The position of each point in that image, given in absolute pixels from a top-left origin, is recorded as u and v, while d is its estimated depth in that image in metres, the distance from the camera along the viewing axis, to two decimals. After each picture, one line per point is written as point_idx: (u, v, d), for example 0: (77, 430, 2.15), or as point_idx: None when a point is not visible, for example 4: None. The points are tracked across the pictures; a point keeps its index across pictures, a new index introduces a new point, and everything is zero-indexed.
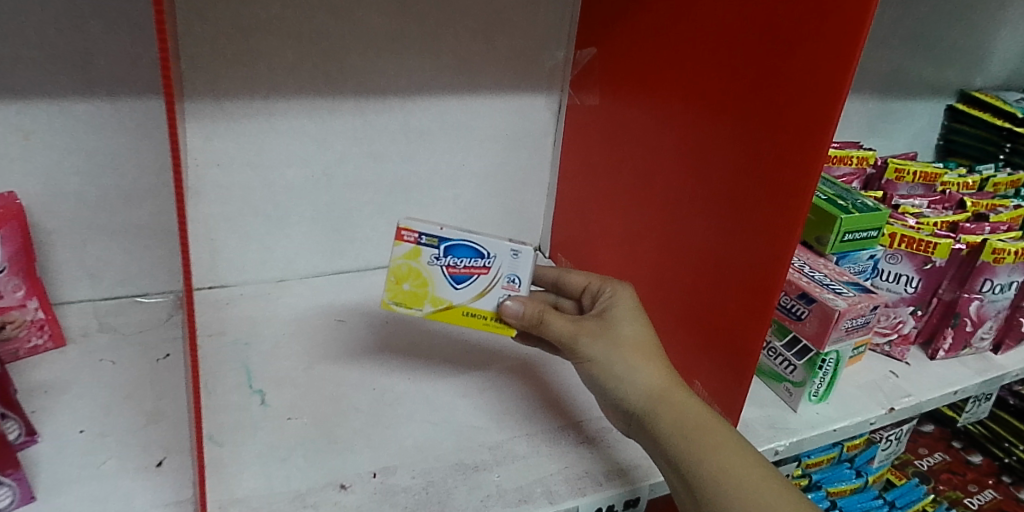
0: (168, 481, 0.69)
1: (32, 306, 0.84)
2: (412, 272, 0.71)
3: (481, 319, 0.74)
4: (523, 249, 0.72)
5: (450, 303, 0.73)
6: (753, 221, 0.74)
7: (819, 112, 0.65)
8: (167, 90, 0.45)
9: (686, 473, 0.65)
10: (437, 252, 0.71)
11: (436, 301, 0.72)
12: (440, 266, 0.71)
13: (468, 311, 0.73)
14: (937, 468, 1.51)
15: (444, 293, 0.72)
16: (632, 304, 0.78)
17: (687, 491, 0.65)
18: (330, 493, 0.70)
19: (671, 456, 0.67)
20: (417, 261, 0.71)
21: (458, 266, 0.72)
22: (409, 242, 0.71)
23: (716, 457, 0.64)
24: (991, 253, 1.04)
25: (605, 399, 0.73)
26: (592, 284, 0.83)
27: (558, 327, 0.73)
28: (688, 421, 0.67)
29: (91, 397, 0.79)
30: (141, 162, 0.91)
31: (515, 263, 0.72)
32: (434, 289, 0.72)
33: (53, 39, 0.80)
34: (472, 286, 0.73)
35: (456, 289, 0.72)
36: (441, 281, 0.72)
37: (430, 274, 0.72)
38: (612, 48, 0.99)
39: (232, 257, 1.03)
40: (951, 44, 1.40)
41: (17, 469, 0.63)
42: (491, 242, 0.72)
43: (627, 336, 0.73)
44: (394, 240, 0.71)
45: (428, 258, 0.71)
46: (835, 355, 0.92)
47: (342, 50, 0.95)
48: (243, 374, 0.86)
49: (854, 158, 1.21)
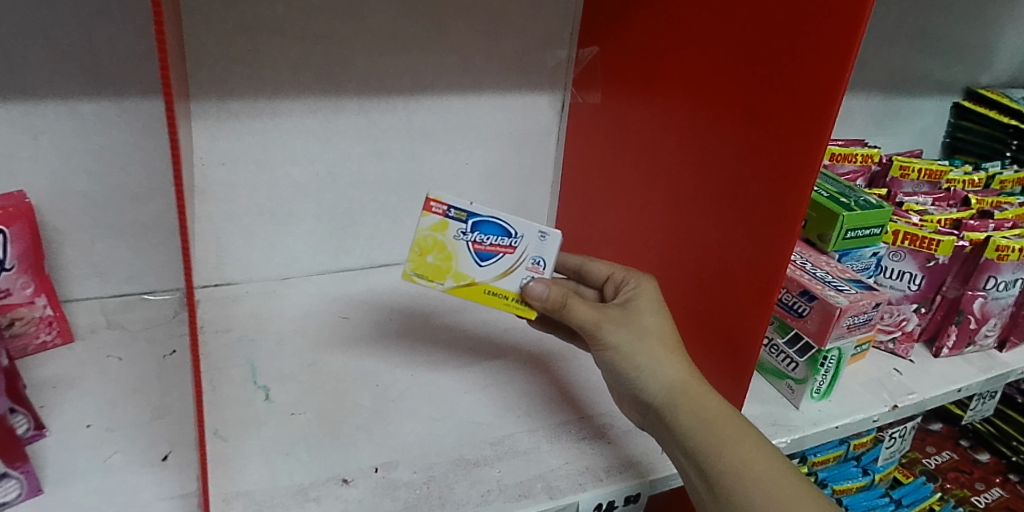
0: (173, 475, 0.70)
1: (41, 303, 0.85)
2: (437, 244, 0.71)
3: (502, 298, 0.73)
4: (551, 232, 0.72)
5: (473, 280, 0.72)
6: (752, 218, 0.74)
7: (816, 108, 0.65)
8: (164, 85, 0.46)
9: (704, 465, 0.65)
10: (463, 227, 0.71)
11: (458, 276, 0.72)
12: (466, 242, 0.71)
13: (490, 290, 0.73)
14: (944, 466, 1.50)
15: (468, 270, 0.72)
16: (654, 297, 0.78)
17: (705, 484, 0.65)
18: (333, 487, 0.71)
19: (689, 448, 0.67)
20: (443, 234, 0.71)
21: (484, 243, 0.71)
22: (437, 214, 0.70)
23: (734, 450, 0.65)
24: (995, 249, 1.03)
25: (622, 389, 0.74)
26: (616, 274, 0.84)
27: (581, 314, 0.73)
28: (708, 414, 0.67)
29: (99, 393, 0.80)
30: (147, 162, 0.92)
31: (542, 245, 0.72)
32: (457, 264, 0.71)
33: (61, 40, 0.81)
34: (497, 265, 0.72)
35: (480, 266, 0.72)
36: (466, 257, 0.71)
37: (454, 248, 0.71)
38: (612, 45, 1.00)
39: (237, 255, 1.04)
40: (957, 41, 1.40)
41: (25, 462, 0.64)
42: (520, 222, 0.72)
43: (649, 327, 0.74)
44: (422, 211, 0.70)
45: (455, 232, 0.70)
46: (836, 352, 0.92)
47: (345, 51, 0.96)
48: (248, 370, 0.87)
49: (859, 155, 1.20)
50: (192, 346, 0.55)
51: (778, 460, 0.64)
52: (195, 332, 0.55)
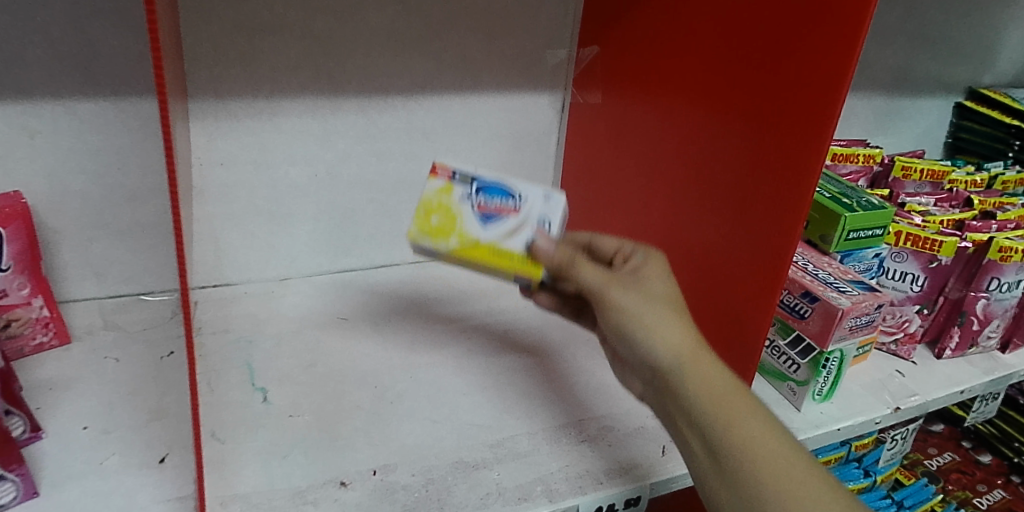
0: (171, 477, 0.70)
1: (38, 304, 0.85)
2: (442, 205, 0.71)
3: (508, 257, 0.70)
4: (556, 191, 0.72)
5: (476, 240, 0.70)
6: (754, 220, 0.73)
7: (818, 110, 0.65)
8: (159, 85, 0.45)
9: (710, 441, 0.63)
10: (469, 190, 0.72)
11: (462, 234, 0.70)
12: (469, 203, 0.71)
13: (495, 249, 0.70)
14: (946, 467, 1.49)
15: (473, 230, 0.70)
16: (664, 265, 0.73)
17: (710, 461, 0.63)
18: (331, 490, 0.70)
19: (695, 421, 0.64)
20: (449, 196, 0.72)
21: (488, 205, 0.71)
22: (443, 178, 0.73)
23: (742, 428, 0.62)
24: (997, 251, 1.03)
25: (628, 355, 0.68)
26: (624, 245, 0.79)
27: (588, 274, 0.68)
28: (716, 386, 0.64)
29: (96, 395, 0.80)
30: (144, 162, 0.91)
31: (547, 203, 0.71)
32: (462, 225, 0.71)
33: (57, 39, 0.80)
34: (501, 225, 0.71)
35: (485, 226, 0.71)
36: (470, 217, 0.71)
37: (459, 209, 0.71)
38: (613, 46, 1.00)
39: (237, 255, 1.04)
40: (959, 41, 1.39)
41: (21, 464, 0.64)
42: (524, 184, 0.72)
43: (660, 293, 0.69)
44: (430, 176, 0.73)
45: (460, 194, 0.72)
46: (838, 354, 0.92)
47: (343, 50, 0.95)
48: (247, 372, 0.86)
49: (860, 156, 1.20)
50: (188, 348, 0.55)
51: (785, 437, 0.62)
52: (190, 334, 0.54)
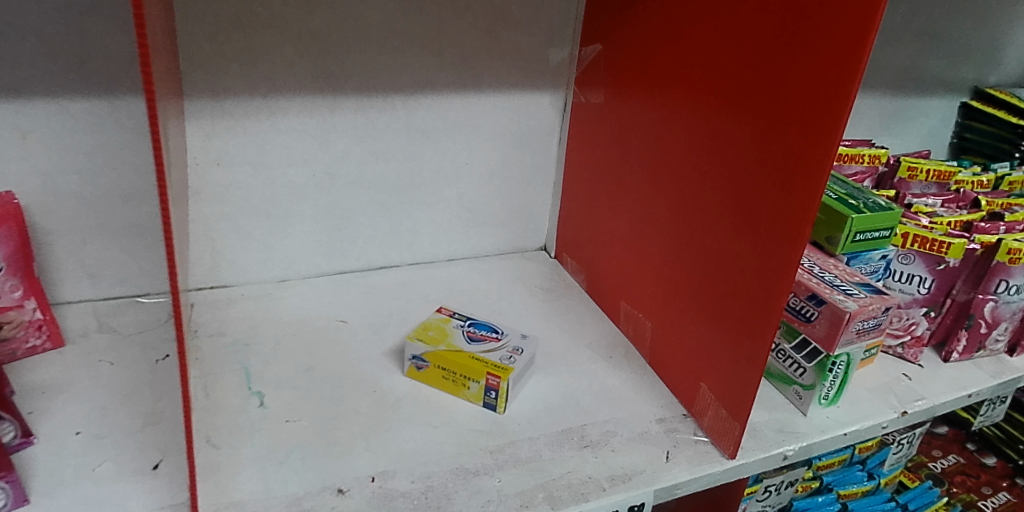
0: (165, 484, 0.68)
1: (30, 307, 0.83)
2: (440, 332, 0.89)
3: (483, 363, 0.84)
4: None
5: (462, 349, 0.86)
6: (760, 222, 0.72)
7: (830, 110, 0.62)
8: (144, 67, 0.45)
9: None
10: (466, 326, 0.91)
11: (450, 345, 0.87)
12: (462, 329, 0.90)
13: (474, 356, 0.85)
14: (951, 470, 1.47)
15: (460, 344, 0.87)
16: None
17: None
18: (328, 497, 0.69)
19: None
20: (448, 326, 0.91)
21: (475, 332, 0.90)
22: (447, 315, 0.93)
23: None
24: (1006, 253, 1.01)
25: None
26: None
27: None
28: None
29: (89, 399, 0.78)
30: (140, 162, 0.90)
31: None
32: (453, 340, 0.88)
33: (51, 38, 0.79)
34: (479, 346, 0.87)
35: (469, 343, 0.87)
36: (460, 337, 0.89)
37: (454, 332, 0.90)
38: (619, 45, 0.98)
39: (233, 257, 1.02)
40: (966, 40, 1.37)
41: (11, 471, 0.62)
42: None
43: None
44: (441, 310, 0.94)
45: (457, 324, 0.91)
46: (845, 357, 0.90)
47: (342, 49, 0.94)
48: (243, 376, 0.85)
49: (866, 156, 1.18)
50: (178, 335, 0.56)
51: None
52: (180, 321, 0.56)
